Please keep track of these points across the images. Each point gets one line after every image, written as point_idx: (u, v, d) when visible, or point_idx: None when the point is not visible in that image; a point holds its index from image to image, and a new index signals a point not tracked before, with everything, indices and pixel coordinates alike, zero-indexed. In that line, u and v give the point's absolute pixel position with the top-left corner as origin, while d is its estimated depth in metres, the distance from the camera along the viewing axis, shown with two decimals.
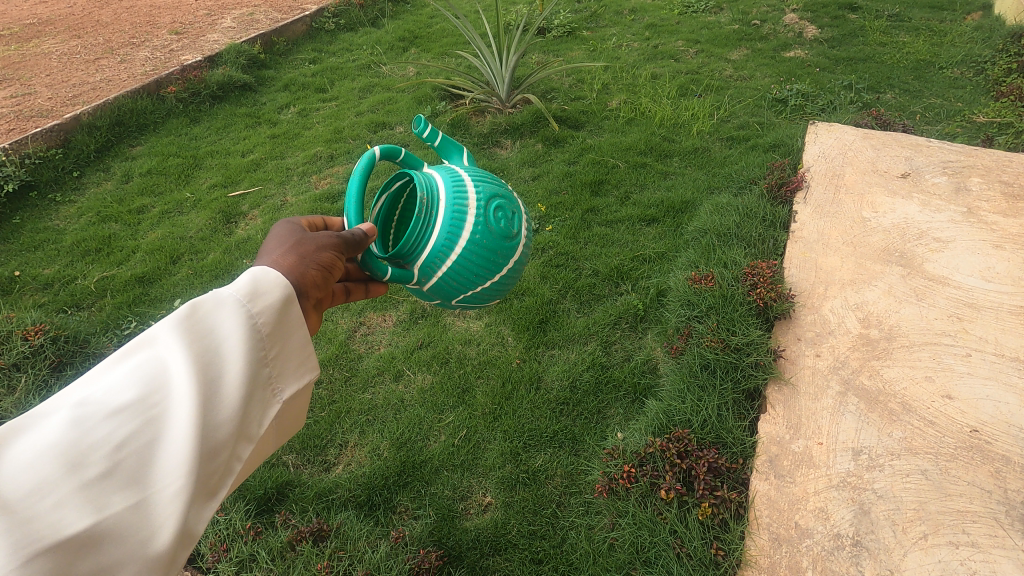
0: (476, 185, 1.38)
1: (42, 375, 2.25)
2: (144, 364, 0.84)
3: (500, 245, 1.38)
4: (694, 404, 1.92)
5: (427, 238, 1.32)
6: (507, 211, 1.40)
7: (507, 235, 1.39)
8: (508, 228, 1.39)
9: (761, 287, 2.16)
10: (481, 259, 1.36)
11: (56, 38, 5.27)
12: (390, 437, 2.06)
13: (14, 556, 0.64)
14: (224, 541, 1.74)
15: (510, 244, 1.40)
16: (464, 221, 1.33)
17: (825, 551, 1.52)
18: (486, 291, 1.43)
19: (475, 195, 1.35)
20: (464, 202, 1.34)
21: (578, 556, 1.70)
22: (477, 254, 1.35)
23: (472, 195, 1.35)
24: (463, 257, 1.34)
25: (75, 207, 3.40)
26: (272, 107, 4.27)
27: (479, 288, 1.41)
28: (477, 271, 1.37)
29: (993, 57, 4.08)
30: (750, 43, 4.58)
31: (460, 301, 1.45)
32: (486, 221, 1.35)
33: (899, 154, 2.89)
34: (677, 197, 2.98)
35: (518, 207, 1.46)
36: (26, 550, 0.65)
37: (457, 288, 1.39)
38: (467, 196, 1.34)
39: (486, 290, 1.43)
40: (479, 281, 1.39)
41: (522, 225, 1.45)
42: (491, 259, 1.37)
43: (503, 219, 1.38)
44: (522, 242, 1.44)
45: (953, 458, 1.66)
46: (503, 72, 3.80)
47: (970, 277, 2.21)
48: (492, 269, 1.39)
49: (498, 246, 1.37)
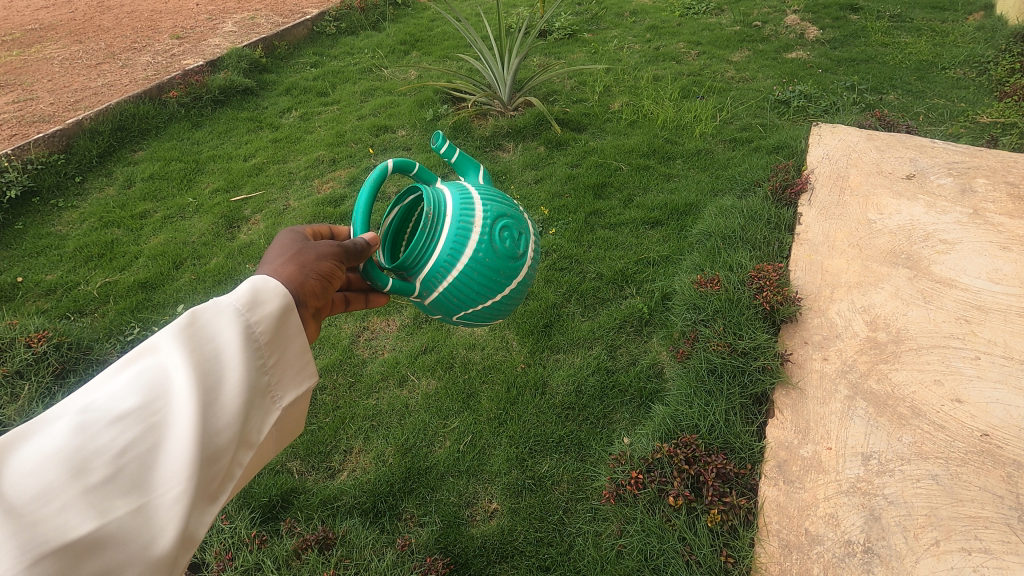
0: (484, 203, 1.36)
1: (45, 382, 2.23)
2: (145, 372, 0.83)
3: (504, 264, 1.36)
4: (702, 409, 1.91)
5: (436, 246, 1.31)
6: (514, 231, 1.38)
7: (512, 255, 1.37)
8: (511, 246, 1.37)
9: (768, 290, 2.15)
10: (483, 277, 1.34)
11: (57, 43, 5.28)
12: (396, 443, 2.05)
13: (20, 559, 0.62)
14: (230, 549, 1.72)
15: (514, 264, 1.38)
16: (469, 237, 1.31)
17: (837, 557, 1.51)
18: (486, 308, 1.40)
19: (481, 213, 1.34)
20: (471, 219, 1.32)
21: (585, 563, 1.67)
22: (480, 272, 1.33)
23: (479, 213, 1.34)
24: (466, 270, 1.32)
25: (78, 212, 3.39)
26: (273, 111, 4.28)
27: (478, 304, 1.38)
28: (479, 289, 1.35)
29: (995, 57, 4.08)
30: (751, 44, 4.58)
31: (457, 315, 1.42)
32: (491, 240, 1.33)
33: (904, 155, 2.88)
34: (681, 199, 2.97)
35: (526, 228, 1.44)
36: (31, 553, 0.63)
37: (457, 301, 1.37)
38: (474, 214, 1.33)
39: (486, 306, 1.40)
40: (480, 299, 1.37)
41: (529, 247, 1.43)
42: (493, 278, 1.35)
43: (509, 239, 1.36)
44: (528, 262, 1.42)
45: (964, 463, 1.65)
46: (505, 75, 3.77)
47: (977, 279, 2.19)
48: (491, 286, 1.36)
49: (501, 265, 1.35)
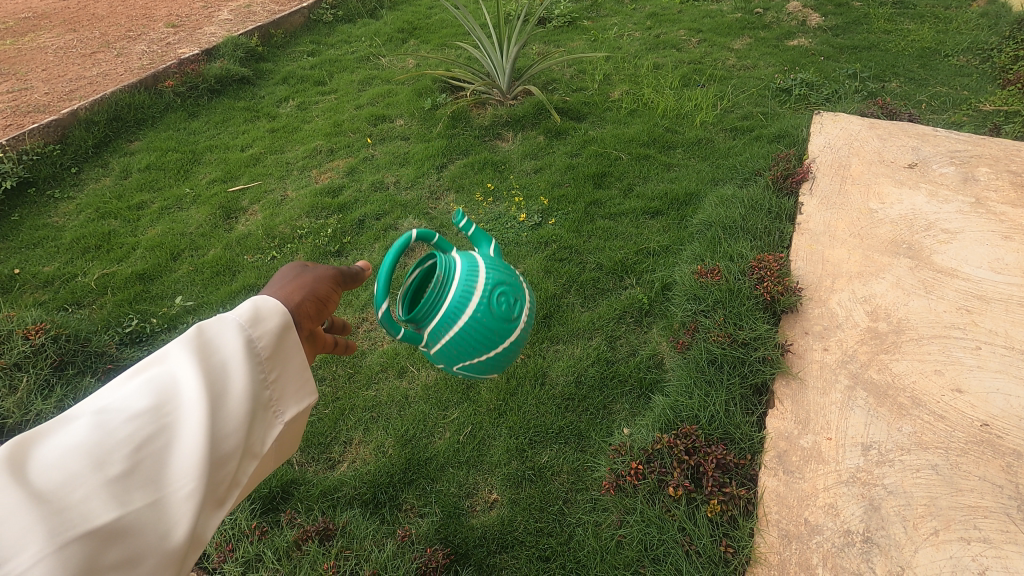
0: (485, 260, 1.35)
1: (43, 375, 2.19)
2: (145, 385, 0.81)
3: (498, 325, 1.34)
4: (701, 400, 1.91)
5: (439, 297, 1.31)
6: (513, 292, 1.36)
7: (507, 317, 1.34)
8: (510, 307, 1.35)
9: (768, 280, 2.15)
10: (478, 334, 1.32)
11: (52, 32, 5.22)
12: (396, 434, 2.04)
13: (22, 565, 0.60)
14: (230, 540, 1.73)
15: (509, 327, 1.35)
16: (469, 290, 1.30)
17: (836, 547, 1.51)
18: (482, 364, 1.39)
19: (481, 267, 1.33)
20: (474, 276, 1.31)
21: (585, 553, 1.68)
22: (476, 330, 1.32)
23: (481, 268, 1.33)
24: (465, 326, 1.31)
25: (74, 203, 3.37)
26: (270, 100, 4.24)
27: (474, 359, 1.37)
28: (472, 345, 1.33)
29: (999, 44, 4.04)
30: (753, 31, 4.53)
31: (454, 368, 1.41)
32: (488, 299, 1.31)
33: (905, 144, 2.86)
34: (681, 188, 2.95)
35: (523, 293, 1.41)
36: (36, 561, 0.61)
37: (455, 354, 1.36)
38: (475, 268, 1.32)
39: (483, 363, 1.38)
40: (473, 354, 1.35)
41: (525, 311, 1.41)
42: (487, 337, 1.33)
43: (506, 302, 1.34)
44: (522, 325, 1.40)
45: (963, 453, 1.65)
46: (504, 63, 3.72)
47: (978, 269, 2.18)
48: (489, 340, 1.34)
49: (496, 326, 1.33)
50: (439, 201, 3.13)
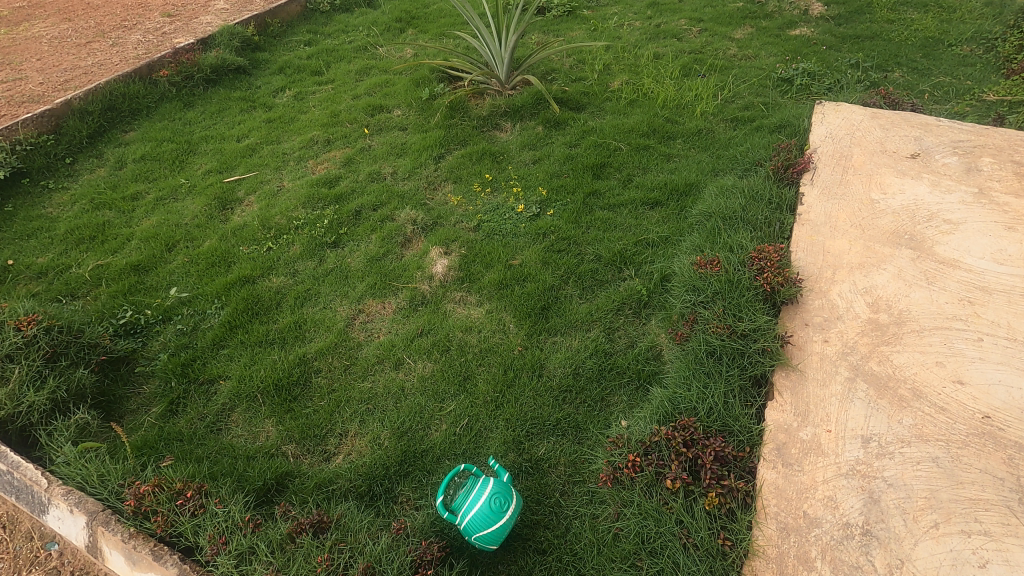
0: (497, 491, 1.61)
1: (36, 366, 2.15)
2: None
3: (487, 518, 1.57)
4: (700, 391, 1.89)
5: (463, 500, 1.62)
6: (502, 504, 1.59)
7: (494, 516, 1.57)
8: (501, 509, 1.58)
9: (768, 271, 2.12)
10: (476, 492, 1.60)
11: (46, 21, 5.16)
12: (391, 426, 2.02)
13: None
14: (223, 533, 1.68)
15: (495, 520, 1.57)
16: (480, 488, 1.61)
17: (835, 540, 1.50)
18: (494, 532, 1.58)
19: (489, 492, 1.60)
20: (484, 487, 1.61)
21: (582, 546, 1.66)
22: (476, 490, 1.61)
23: (490, 489, 1.61)
24: (478, 503, 1.59)
25: (69, 194, 3.33)
26: (266, 90, 4.19)
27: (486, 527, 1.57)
28: (470, 498, 1.61)
29: (1003, 34, 3.98)
30: (754, 20, 4.48)
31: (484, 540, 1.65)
32: (485, 500, 1.58)
33: (908, 134, 2.83)
34: (681, 179, 2.92)
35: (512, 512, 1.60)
36: None
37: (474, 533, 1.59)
38: (487, 487, 1.61)
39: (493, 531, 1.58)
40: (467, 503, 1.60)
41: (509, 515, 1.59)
42: (479, 497, 1.59)
43: (497, 503, 1.58)
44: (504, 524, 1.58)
45: (964, 445, 1.64)
46: (503, 53, 3.67)
47: (981, 260, 2.16)
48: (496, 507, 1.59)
49: (485, 518, 1.57)
50: (437, 192, 3.10)
